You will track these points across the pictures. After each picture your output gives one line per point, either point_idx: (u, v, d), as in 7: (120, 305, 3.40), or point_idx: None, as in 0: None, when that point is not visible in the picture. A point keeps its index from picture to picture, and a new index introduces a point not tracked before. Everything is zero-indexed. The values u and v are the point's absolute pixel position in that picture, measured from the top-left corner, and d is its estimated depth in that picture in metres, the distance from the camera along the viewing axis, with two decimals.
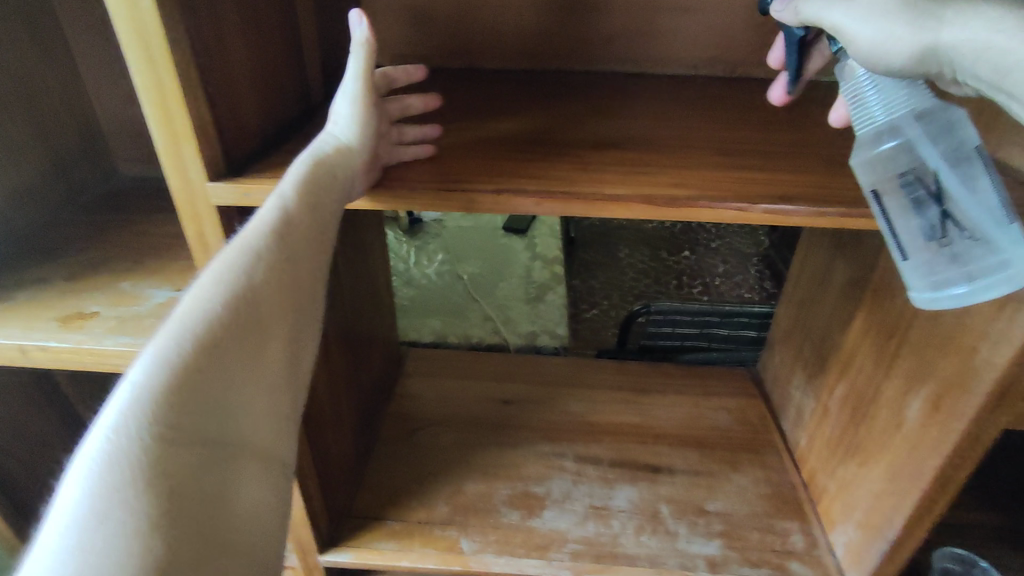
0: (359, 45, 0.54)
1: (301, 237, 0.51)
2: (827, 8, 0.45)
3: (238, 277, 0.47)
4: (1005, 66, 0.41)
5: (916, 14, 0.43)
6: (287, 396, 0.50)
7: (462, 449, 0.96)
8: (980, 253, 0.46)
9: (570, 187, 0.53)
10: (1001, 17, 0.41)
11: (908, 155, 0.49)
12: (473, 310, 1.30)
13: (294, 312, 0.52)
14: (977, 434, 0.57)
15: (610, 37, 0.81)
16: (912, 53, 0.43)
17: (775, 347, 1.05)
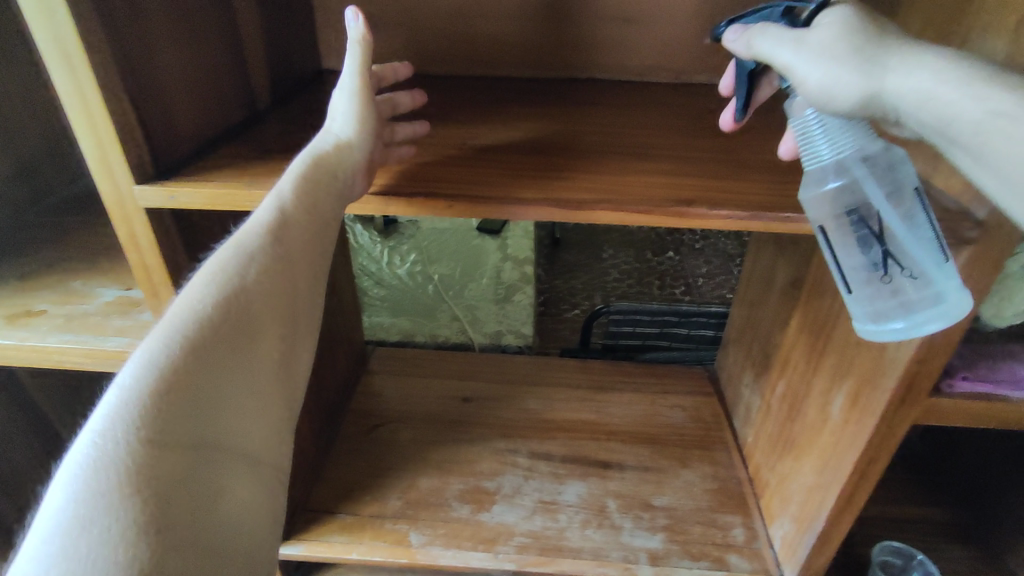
0: (355, 43, 0.54)
1: (294, 238, 0.52)
2: (778, 47, 0.44)
3: (230, 277, 0.48)
4: (950, 121, 0.39)
5: (864, 60, 0.41)
6: (281, 397, 0.51)
7: (419, 446, 0.98)
8: (918, 289, 0.47)
9: (484, 192, 0.51)
10: (949, 68, 0.39)
11: (853, 195, 0.47)
12: (441, 310, 1.29)
13: (287, 314, 0.52)
14: (889, 429, 0.59)
15: (556, 44, 0.83)
16: (857, 99, 0.41)
17: (730, 346, 1.07)
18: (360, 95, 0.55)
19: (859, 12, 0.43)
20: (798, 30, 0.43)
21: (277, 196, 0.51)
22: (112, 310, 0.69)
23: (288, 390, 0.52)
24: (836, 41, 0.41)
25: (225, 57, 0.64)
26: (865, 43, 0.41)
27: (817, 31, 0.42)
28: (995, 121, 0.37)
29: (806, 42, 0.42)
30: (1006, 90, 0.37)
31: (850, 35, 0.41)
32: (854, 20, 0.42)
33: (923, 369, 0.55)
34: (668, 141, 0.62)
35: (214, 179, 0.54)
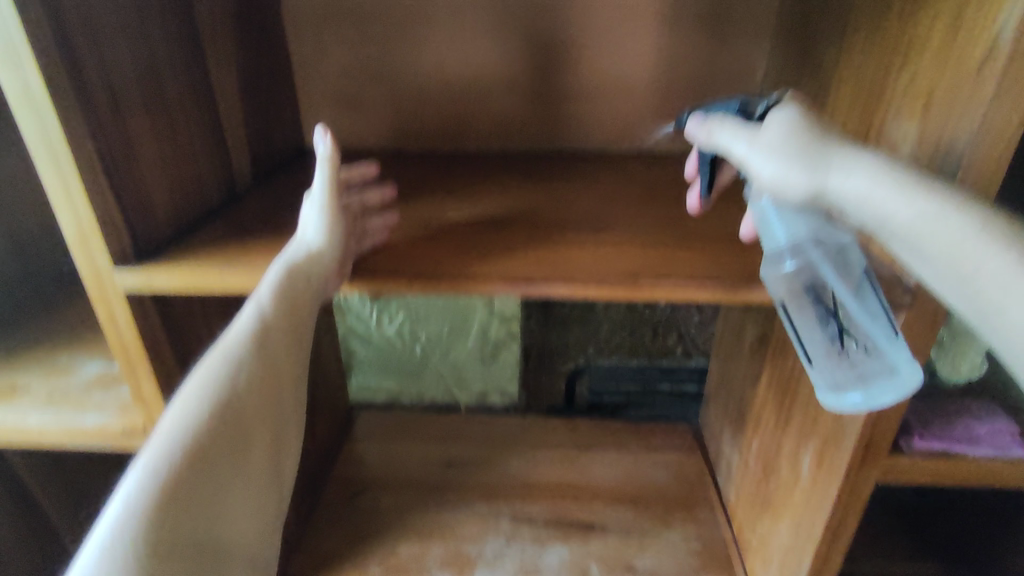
0: (324, 159, 0.57)
1: (279, 341, 0.54)
2: (734, 142, 0.47)
3: (223, 385, 0.50)
4: (888, 221, 0.42)
5: (811, 160, 0.44)
6: (270, 494, 0.54)
7: (400, 511, 0.97)
8: (873, 364, 0.49)
9: (441, 270, 0.54)
10: (886, 172, 0.43)
11: (808, 275, 0.50)
12: (427, 371, 1.21)
13: (278, 414, 0.55)
14: (854, 489, 0.60)
15: (525, 119, 0.88)
16: (805, 194, 0.45)
17: (710, 402, 1.08)
18: (327, 203, 0.57)
19: (806, 113, 0.46)
20: (752, 128, 0.47)
21: (258, 304, 0.53)
22: (93, 384, 0.71)
23: (275, 486, 0.56)
24: (786, 139, 0.45)
25: (206, 145, 0.68)
26: (811, 142, 0.45)
27: (770, 130, 0.46)
28: (927, 224, 0.41)
29: (758, 139, 0.46)
30: (934, 196, 0.41)
31: (798, 134, 0.45)
32: (801, 120, 0.46)
33: (879, 430, 0.56)
34: (624, 214, 0.66)
35: (188, 260, 0.57)
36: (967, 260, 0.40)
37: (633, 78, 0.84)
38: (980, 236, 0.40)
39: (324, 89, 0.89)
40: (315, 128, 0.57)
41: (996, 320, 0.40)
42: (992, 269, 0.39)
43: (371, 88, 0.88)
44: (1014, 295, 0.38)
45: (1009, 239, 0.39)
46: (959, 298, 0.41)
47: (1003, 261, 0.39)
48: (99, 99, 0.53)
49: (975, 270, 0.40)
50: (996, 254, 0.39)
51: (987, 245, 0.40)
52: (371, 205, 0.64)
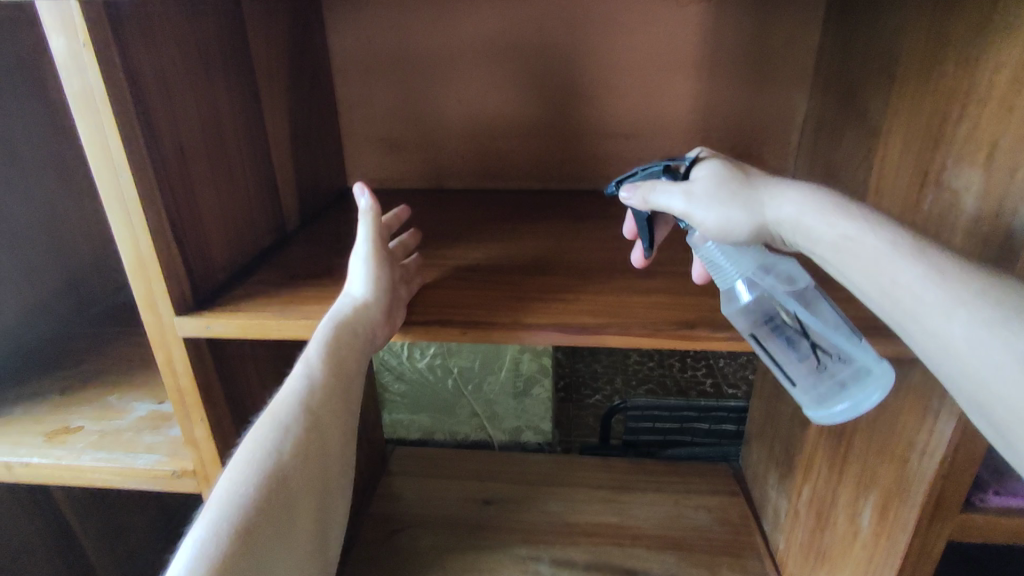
0: (365, 212, 0.57)
1: (330, 403, 0.54)
2: (671, 200, 0.48)
3: (269, 455, 0.50)
4: (815, 243, 0.44)
5: (744, 201, 0.46)
6: (315, 563, 0.53)
7: (439, 553, 0.96)
8: (849, 369, 0.48)
9: (495, 319, 0.52)
10: (810, 199, 0.45)
11: (764, 304, 0.50)
12: (459, 407, 1.21)
13: (326, 481, 0.54)
14: (923, 545, 0.57)
15: (564, 159, 0.89)
16: (750, 230, 0.46)
17: (753, 443, 1.05)
18: (374, 254, 0.56)
19: (728, 161, 0.49)
20: (681, 184, 0.48)
21: (308, 364, 0.53)
22: (145, 426, 0.72)
23: (321, 553, 0.54)
24: (719, 186, 0.46)
25: (258, 190, 0.70)
26: (740, 184, 0.46)
27: (699, 182, 0.47)
28: (847, 243, 0.42)
29: (693, 191, 0.47)
30: (852, 217, 0.43)
31: (727, 179, 0.47)
32: (724, 168, 0.48)
33: (949, 486, 0.54)
34: (671, 259, 0.65)
35: (243, 308, 0.58)
36: (883, 274, 0.41)
37: (674, 119, 0.85)
38: (891, 250, 0.41)
39: (368, 132, 0.91)
40: (354, 185, 0.57)
41: (916, 328, 0.40)
42: (905, 282, 0.40)
43: (413, 132, 0.90)
44: (926, 305, 0.39)
45: (923, 253, 0.40)
46: (884, 311, 0.42)
47: (915, 273, 0.39)
48: (166, 153, 0.55)
49: (891, 283, 0.40)
50: (908, 266, 0.40)
51: (900, 260, 0.40)
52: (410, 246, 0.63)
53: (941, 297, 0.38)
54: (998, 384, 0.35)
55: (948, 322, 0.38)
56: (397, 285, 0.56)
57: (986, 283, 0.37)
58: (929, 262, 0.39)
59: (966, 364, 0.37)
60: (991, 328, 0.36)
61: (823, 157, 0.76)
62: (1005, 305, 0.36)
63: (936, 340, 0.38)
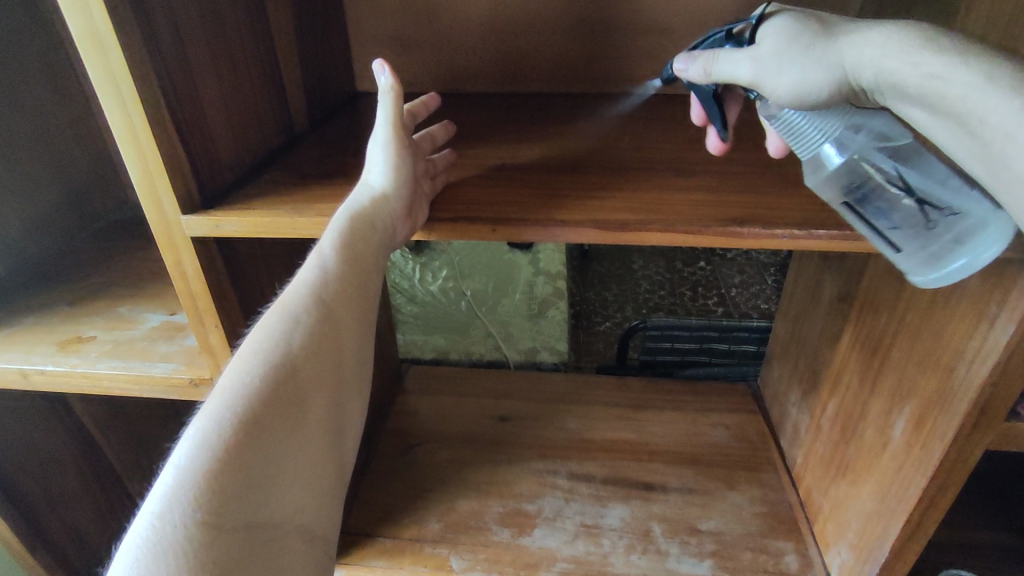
0: (386, 91, 0.51)
1: (340, 297, 0.49)
2: (738, 69, 0.46)
3: (277, 345, 0.45)
4: (899, 88, 0.41)
5: (819, 54, 0.43)
6: (331, 464, 0.47)
7: (456, 466, 0.97)
8: (962, 222, 0.44)
9: (526, 216, 0.49)
10: (894, 38, 0.40)
11: (856, 167, 0.47)
12: (474, 326, 1.23)
13: (338, 379, 0.49)
14: (960, 455, 0.55)
15: (589, 58, 0.82)
16: (829, 89, 0.43)
17: (774, 362, 1.03)
18: (393, 142, 0.52)
19: (802, 13, 0.45)
20: (748, 48, 0.46)
21: (320, 258, 0.49)
22: (157, 337, 0.70)
23: (338, 456, 0.49)
24: (788, 44, 0.44)
25: (263, 82, 0.65)
26: (814, 37, 0.43)
27: (767, 43, 0.45)
28: (932, 85, 0.39)
29: (759, 55, 0.45)
30: (939, 53, 0.39)
31: (798, 34, 0.44)
32: (796, 22, 0.44)
33: (997, 393, 0.51)
34: (709, 157, 0.60)
35: (256, 206, 0.54)
36: (972, 114, 0.38)
37: (713, 9, 0.77)
38: (985, 84, 0.37)
39: (377, 26, 0.83)
40: (373, 61, 0.51)
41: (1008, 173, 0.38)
42: (996, 120, 0.37)
43: (426, 29, 0.83)
44: (1016, 144, 0.37)
45: (1018, 83, 0.37)
46: (971, 154, 0.40)
47: (1009, 110, 0.36)
48: (161, 34, 0.50)
49: (980, 124, 0.38)
50: (1000, 101, 0.37)
51: (991, 95, 0.37)
52: (439, 140, 0.59)
53: None
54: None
55: None
56: (418, 178, 0.53)
57: None
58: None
59: None
60: None
61: None
62: None
63: None
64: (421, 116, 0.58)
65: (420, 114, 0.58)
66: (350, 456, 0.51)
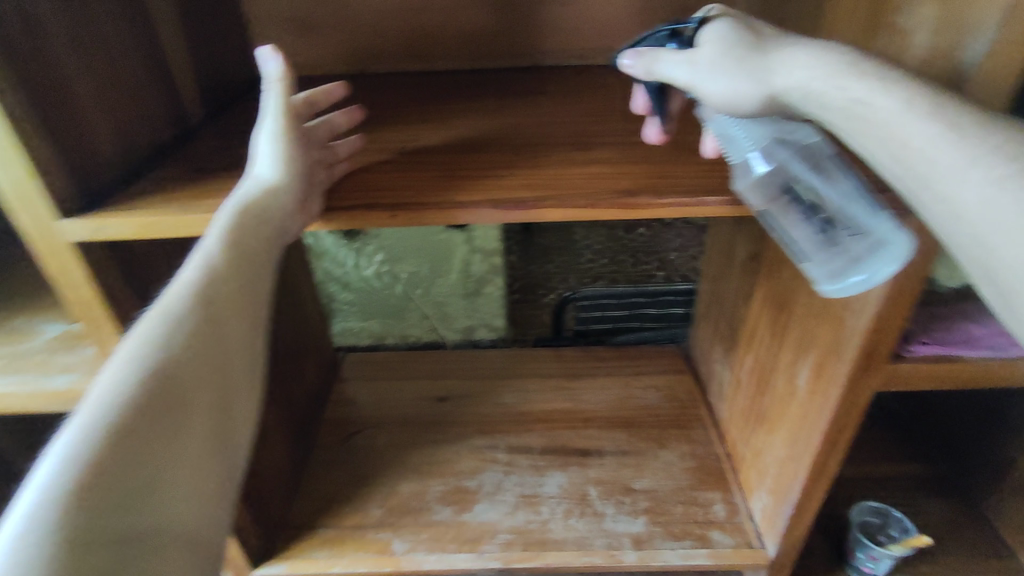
0: (275, 81, 0.51)
1: (226, 295, 0.48)
2: (677, 72, 0.47)
3: (156, 348, 0.43)
4: (825, 108, 0.43)
5: (749, 68, 0.45)
6: (217, 468, 0.46)
7: (396, 449, 0.97)
8: (864, 243, 0.47)
9: (427, 199, 0.48)
10: (820, 62, 0.43)
11: (780, 176, 0.50)
12: (409, 310, 1.18)
13: (223, 382, 0.47)
14: (853, 399, 0.59)
15: (496, 33, 0.81)
16: (759, 102, 0.46)
17: (699, 322, 1.07)
18: (284, 135, 0.50)
19: (737, 23, 0.47)
20: (689, 53, 0.47)
21: (203, 254, 0.47)
22: (57, 347, 0.67)
23: (226, 460, 0.48)
24: (722, 53, 0.45)
25: (145, 74, 0.61)
26: (746, 49, 0.45)
27: (706, 50, 0.46)
28: (859, 109, 0.42)
29: (696, 60, 0.47)
30: (864, 77, 0.42)
31: (734, 46, 0.46)
32: (733, 31, 0.46)
33: (881, 339, 0.55)
34: (612, 129, 0.61)
35: (142, 206, 0.52)
36: (896, 137, 0.41)
37: None
38: (906, 112, 0.40)
39: (273, 7, 0.79)
40: (261, 49, 0.51)
41: (927, 195, 0.41)
42: (919, 144, 0.40)
43: (326, 6, 0.79)
44: (937, 167, 0.40)
45: (934, 111, 0.40)
46: (896, 178, 0.43)
47: (929, 136, 0.40)
48: (16, 28, 0.46)
49: (904, 146, 0.41)
50: (921, 128, 0.40)
51: (913, 121, 0.40)
52: (341, 127, 0.57)
53: (953, 158, 0.39)
54: (1012, 242, 0.37)
55: (963, 185, 0.39)
56: (311, 167, 0.51)
57: (1001, 140, 0.38)
58: (945, 122, 0.39)
59: (976, 227, 0.39)
60: (1003, 187, 0.38)
61: (769, 18, 0.71)
62: (1018, 163, 0.38)
63: (948, 204, 0.40)
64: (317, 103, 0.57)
65: (319, 101, 0.55)
66: (239, 458, 0.49)
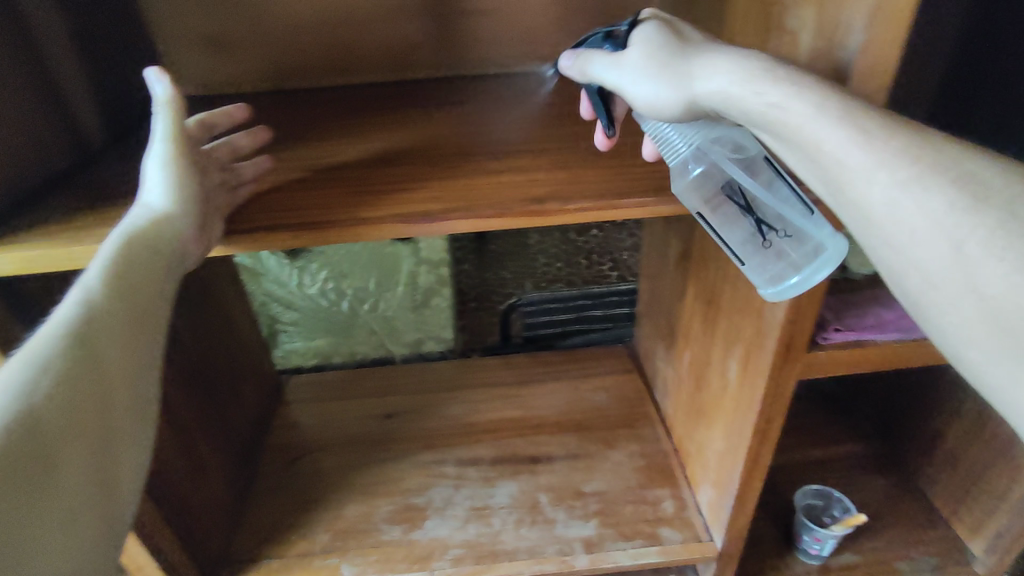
0: (164, 103, 0.49)
1: (108, 332, 0.43)
2: (606, 75, 0.51)
3: (19, 396, 0.38)
4: (741, 111, 0.44)
5: (671, 74, 0.47)
6: (91, 528, 0.41)
7: (343, 472, 0.94)
8: (799, 246, 0.47)
9: (331, 218, 0.49)
10: (739, 68, 0.44)
11: (715, 177, 0.50)
12: (356, 326, 1.15)
13: (104, 431, 0.43)
14: (778, 389, 0.61)
15: (417, 44, 0.80)
16: (681, 106, 0.47)
17: (642, 321, 1.08)
18: (174, 160, 0.49)
19: (671, 27, 0.49)
20: (619, 56, 0.50)
21: (83, 287, 0.43)
22: None
23: (105, 516, 0.43)
24: (647, 57, 0.48)
25: (36, 101, 0.58)
26: (671, 54, 0.47)
27: (633, 54, 0.49)
28: (775, 113, 0.42)
29: (624, 63, 0.50)
30: (778, 83, 0.42)
31: (658, 50, 0.48)
32: (659, 36, 0.49)
33: (798, 329, 0.56)
34: (531, 137, 0.61)
35: (29, 237, 0.51)
36: (810, 141, 0.41)
37: None
38: (818, 117, 0.41)
39: (181, 25, 0.77)
40: (148, 71, 0.50)
41: (843, 197, 0.42)
42: (831, 148, 0.41)
43: (239, 22, 0.77)
44: (848, 171, 0.40)
45: (845, 114, 0.40)
46: (814, 178, 0.43)
47: (840, 140, 0.40)
48: None
49: (817, 150, 0.41)
50: (833, 133, 0.40)
51: (825, 125, 0.41)
52: (243, 149, 0.55)
53: (863, 161, 0.40)
54: (915, 246, 0.39)
55: (872, 189, 0.40)
56: (208, 191, 0.50)
57: (907, 143, 0.39)
58: (856, 126, 0.40)
59: (885, 227, 0.40)
60: (908, 189, 0.39)
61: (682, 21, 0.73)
62: (921, 165, 0.39)
63: (860, 206, 0.41)
64: (221, 125, 0.56)
65: (219, 125, 0.55)
66: (122, 513, 0.44)
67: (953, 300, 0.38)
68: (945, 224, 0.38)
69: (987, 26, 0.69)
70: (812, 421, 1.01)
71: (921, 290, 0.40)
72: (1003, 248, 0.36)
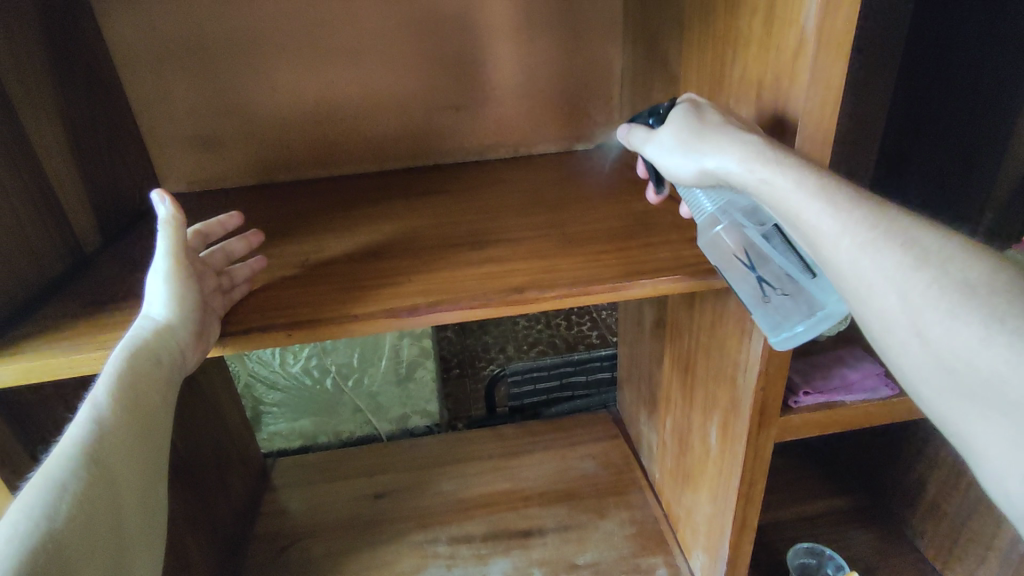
0: (167, 222, 0.53)
1: (117, 447, 0.46)
2: (644, 147, 0.56)
3: (40, 521, 0.40)
4: (740, 187, 0.48)
5: (687, 150, 0.51)
6: None
7: (334, 557, 0.93)
8: (801, 303, 0.51)
9: (323, 314, 0.52)
10: (740, 147, 0.47)
11: (733, 233, 0.54)
12: (340, 405, 1.13)
13: (117, 547, 0.44)
14: (756, 453, 0.63)
15: (397, 137, 0.86)
16: (692, 178, 0.51)
17: (624, 386, 1.11)
18: (177, 273, 0.52)
19: (697, 110, 0.53)
20: (655, 133, 0.55)
21: (94, 406, 0.46)
22: None
23: None
24: (673, 134, 0.52)
25: (34, 212, 0.61)
26: (692, 132, 0.51)
27: (664, 131, 0.54)
28: (765, 190, 0.46)
29: (657, 140, 0.54)
30: (767, 162, 0.45)
31: (685, 128, 0.52)
32: (688, 116, 0.53)
33: (769, 396, 0.59)
34: (511, 225, 0.66)
35: (28, 346, 0.52)
36: (790, 211, 0.45)
37: (499, 86, 0.85)
38: (798, 191, 0.44)
39: (172, 128, 0.81)
40: (153, 193, 0.53)
41: (818, 258, 0.45)
42: (808, 218, 0.44)
43: (228, 124, 0.81)
44: (823, 239, 0.44)
45: (819, 187, 0.44)
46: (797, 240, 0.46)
47: (813, 210, 0.44)
48: None
49: (798, 219, 0.44)
50: (807, 204, 0.44)
51: (803, 198, 0.44)
52: (237, 254, 0.58)
53: (831, 227, 0.43)
54: (874, 297, 0.42)
55: (843, 254, 0.43)
56: (208, 298, 0.53)
57: (870, 211, 0.43)
58: (825, 198, 0.43)
59: (851, 282, 0.43)
60: (867, 249, 0.42)
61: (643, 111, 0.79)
62: (880, 229, 0.42)
63: (831, 265, 0.44)
64: (215, 236, 0.59)
65: (214, 233, 0.58)
66: None
67: (908, 346, 0.42)
68: (895, 278, 0.41)
69: (914, 108, 0.76)
70: (795, 477, 1.04)
71: (883, 335, 0.43)
72: (940, 297, 0.39)
